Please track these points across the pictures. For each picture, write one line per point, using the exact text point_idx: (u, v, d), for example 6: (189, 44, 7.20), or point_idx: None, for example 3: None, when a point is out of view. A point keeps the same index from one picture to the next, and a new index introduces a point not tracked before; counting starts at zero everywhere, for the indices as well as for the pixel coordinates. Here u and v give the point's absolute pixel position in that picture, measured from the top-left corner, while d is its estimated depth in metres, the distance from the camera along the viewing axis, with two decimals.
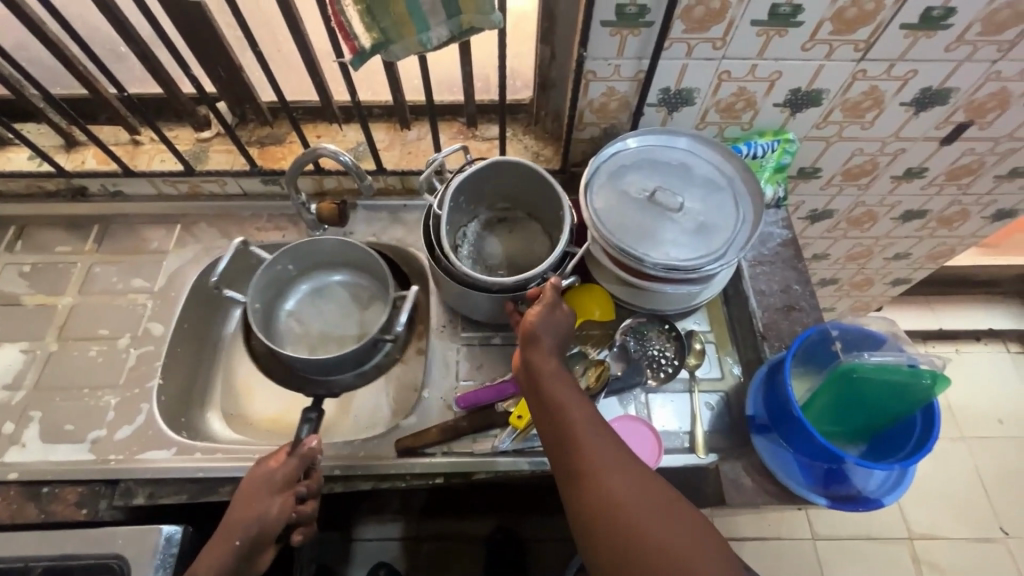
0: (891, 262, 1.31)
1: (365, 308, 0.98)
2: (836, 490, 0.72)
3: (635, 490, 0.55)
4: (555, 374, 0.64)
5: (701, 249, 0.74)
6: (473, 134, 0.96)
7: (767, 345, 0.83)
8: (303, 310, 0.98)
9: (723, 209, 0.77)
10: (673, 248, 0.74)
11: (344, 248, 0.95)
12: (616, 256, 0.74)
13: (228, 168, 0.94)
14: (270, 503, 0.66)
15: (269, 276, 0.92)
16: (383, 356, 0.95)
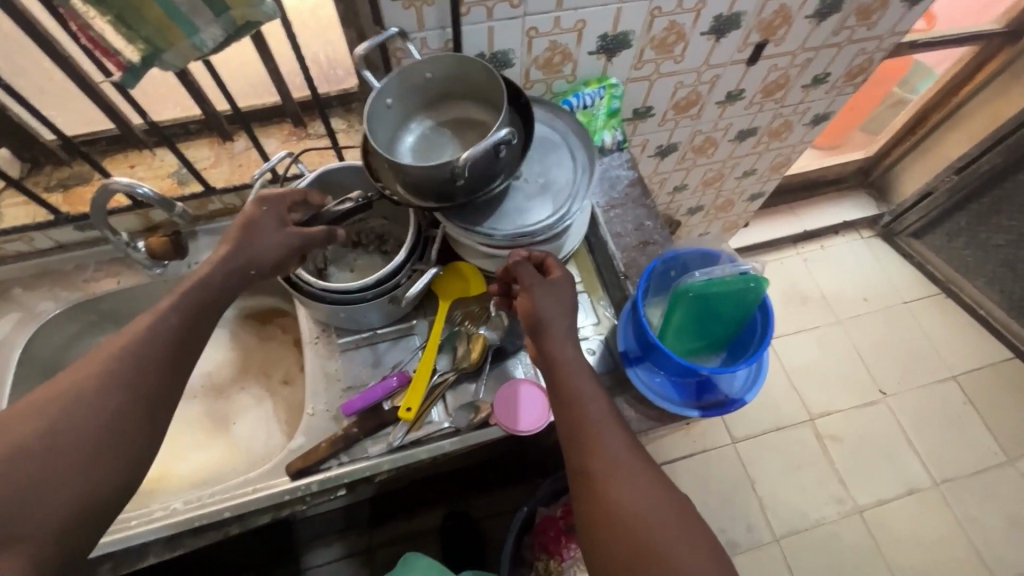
0: (742, 180, 1.42)
1: (456, 146, 0.78)
2: (707, 399, 0.79)
3: (630, 487, 0.57)
4: (572, 366, 0.65)
5: (546, 208, 0.74)
6: (306, 134, 0.91)
7: (629, 282, 0.87)
8: (425, 138, 0.79)
9: (562, 162, 0.77)
10: (519, 213, 0.74)
11: (469, 64, 0.72)
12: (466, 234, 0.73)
13: (30, 222, 0.83)
14: (264, 216, 0.65)
15: (406, 77, 0.73)
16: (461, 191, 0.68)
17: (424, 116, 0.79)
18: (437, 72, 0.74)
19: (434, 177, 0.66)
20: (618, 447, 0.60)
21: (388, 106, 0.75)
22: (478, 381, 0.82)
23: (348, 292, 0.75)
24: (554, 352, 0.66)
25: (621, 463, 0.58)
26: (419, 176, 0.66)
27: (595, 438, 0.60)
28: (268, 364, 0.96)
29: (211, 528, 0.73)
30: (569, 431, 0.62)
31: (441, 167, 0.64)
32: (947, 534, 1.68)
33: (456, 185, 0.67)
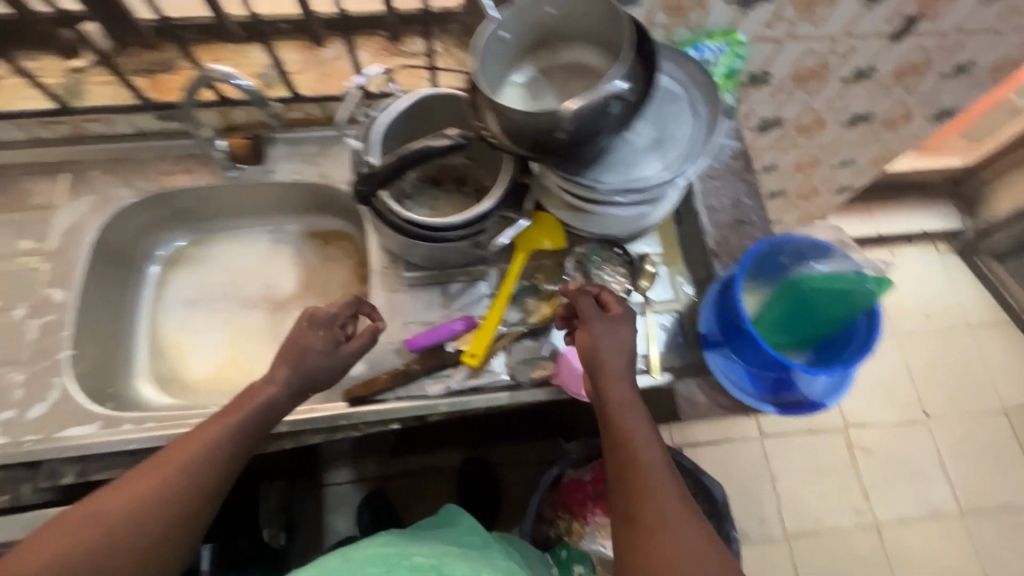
0: (836, 170, 1.32)
1: (564, 91, 0.71)
2: (784, 397, 0.75)
3: (680, 537, 0.56)
4: (627, 407, 0.64)
5: (657, 166, 0.68)
6: (399, 50, 0.85)
7: (717, 262, 0.82)
8: (534, 79, 0.72)
9: (682, 116, 0.70)
10: (623, 168, 0.68)
11: (598, 4, 0.64)
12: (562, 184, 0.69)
13: (114, 105, 0.81)
14: (316, 337, 0.67)
15: (526, 9, 0.66)
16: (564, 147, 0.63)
17: (539, 56, 0.72)
18: (561, 8, 0.67)
19: (536, 129, 0.62)
20: (668, 495, 0.59)
21: (501, 40, 0.68)
22: (544, 337, 0.79)
23: (435, 227, 0.70)
24: (611, 391, 0.65)
25: (670, 512, 0.58)
26: (517, 121, 0.62)
27: (646, 485, 0.59)
28: (330, 286, 0.95)
29: (266, 438, 0.74)
30: (620, 473, 0.61)
31: (541, 115, 0.59)
32: (960, 563, 1.65)
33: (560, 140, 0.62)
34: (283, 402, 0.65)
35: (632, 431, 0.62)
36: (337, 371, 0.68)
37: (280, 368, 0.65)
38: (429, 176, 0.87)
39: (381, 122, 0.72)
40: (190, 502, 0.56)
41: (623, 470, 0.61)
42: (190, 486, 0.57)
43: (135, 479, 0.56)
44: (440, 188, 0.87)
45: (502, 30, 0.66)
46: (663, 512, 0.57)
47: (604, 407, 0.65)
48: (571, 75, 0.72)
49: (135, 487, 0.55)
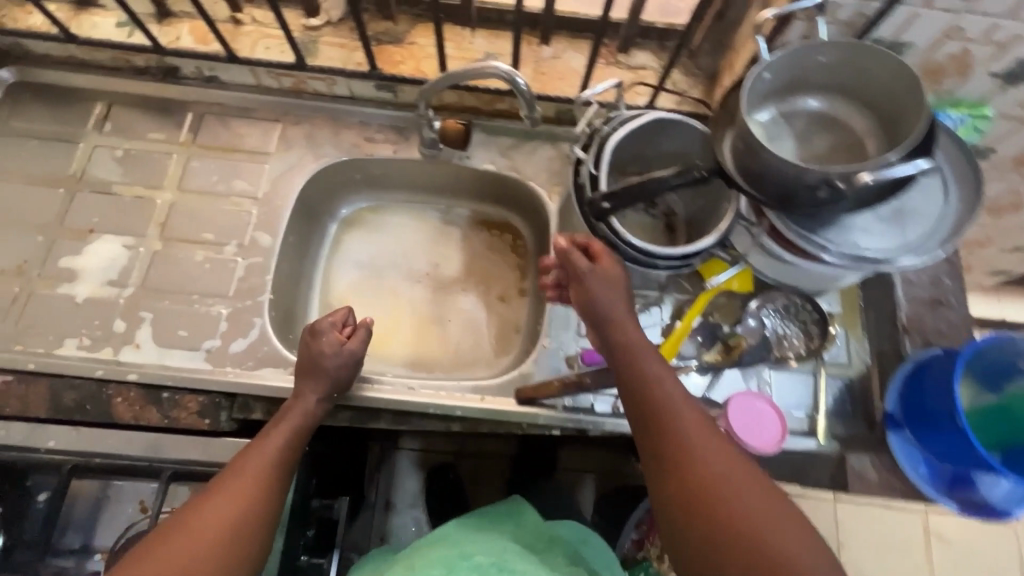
0: (1004, 254, 1.24)
1: (809, 141, 0.69)
2: (961, 494, 0.72)
3: (710, 459, 0.54)
4: (640, 348, 0.62)
5: (899, 240, 0.65)
6: (617, 60, 0.86)
7: (908, 339, 0.79)
8: (780, 121, 0.69)
9: (931, 193, 0.66)
10: (861, 233, 0.65)
11: (884, 63, 0.62)
12: (791, 237, 0.67)
13: (342, 68, 0.84)
14: (326, 343, 0.72)
15: (799, 54, 0.64)
16: (816, 203, 0.61)
17: (789, 101, 0.69)
18: (835, 59, 0.64)
19: (795, 180, 0.60)
20: (695, 427, 0.56)
21: (762, 78, 0.66)
22: (716, 378, 0.78)
23: (652, 254, 0.70)
24: (624, 336, 0.63)
25: (698, 444, 0.55)
26: (774, 171, 0.61)
27: (671, 424, 0.56)
28: (491, 276, 0.95)
29: (436, 419, 0.76)
30: (644, 419, 0.58)
31: (807, 172, 0.58)
32: None
33: (816, 195, 0.60)
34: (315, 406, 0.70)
35: (651, 373, 0.60)
36: (354, 368, 0.73)
37: (316, 380, 0.71)
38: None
39: (616, 135, 0.72)
40: (266, 500, 0.61)
41: (646, 413, 0.58)
42: (272, 485, 0.62)
43: (220, 493, 0.59)
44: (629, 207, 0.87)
45: (769, 69, 0.65)
46: (693, 446, 0.55)
47: (618, 352, 0.62)
48: (819, 126, 0.69)
49: (227, 497, 0.59)
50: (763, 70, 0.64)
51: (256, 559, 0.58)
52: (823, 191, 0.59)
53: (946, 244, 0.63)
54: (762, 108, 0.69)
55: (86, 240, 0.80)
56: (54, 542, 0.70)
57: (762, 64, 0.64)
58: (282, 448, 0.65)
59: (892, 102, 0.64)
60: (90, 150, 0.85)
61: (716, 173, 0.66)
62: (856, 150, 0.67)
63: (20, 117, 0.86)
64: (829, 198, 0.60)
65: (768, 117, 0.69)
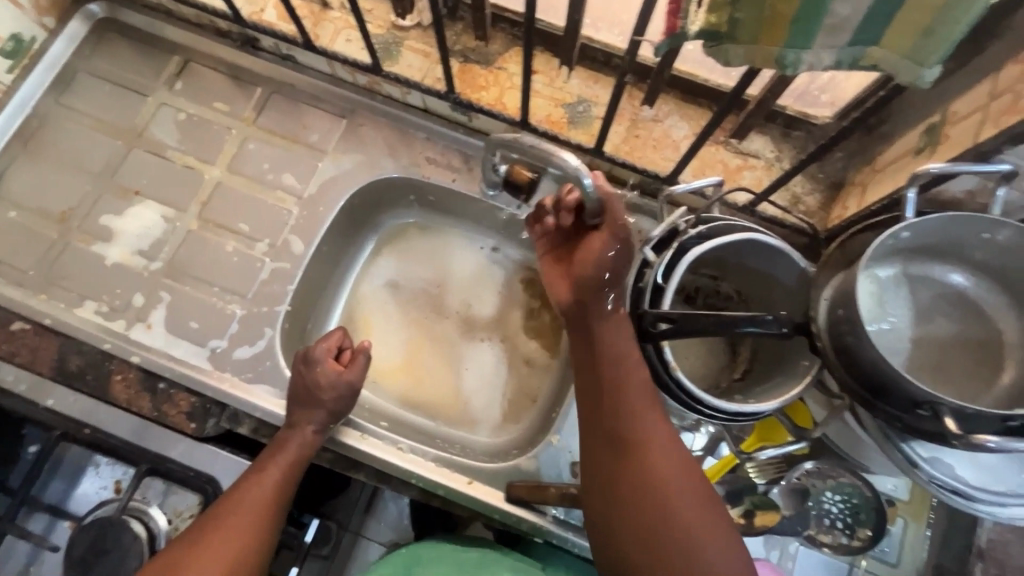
0: None
1: (933, 323, 0.55)
2: None
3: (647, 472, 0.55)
4: (636, 370, 0.59)
5: (1012, 484, 0.51)
6: (727, 141, 0.73)
7: (978, 565, 0.66)
8: (903, 290, 0.55)
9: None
10: (962, 459, 0.52)
11: None
12: (874, 438, 0.54)
13: (419, 80, 0.77)
14: (319, 371, 0.68)
15: (958, 224, 0.50)
16: (917, 423, 0.48)
17: (923, 266, 0.55)
18: (1003, 240, 0.50)
19: (899, 392, 0.48)
20: (670, 453, 0.56)
21: (898, 237, 0.52)
22: None
23: (699, 400, 0.58)
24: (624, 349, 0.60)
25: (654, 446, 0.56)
26: (878, 368, 0.48)
27: (652, 466, 0.55)
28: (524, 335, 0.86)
29: (417, 488, 0.71)
30: (619, 451, 0.57)
31: (918, 389, 0.46)
32: None
33: (920, 416, 0.48)
34: (312, 438, 0.67)
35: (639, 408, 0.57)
36: (349, 398, 0.70)
37: (311, 410, 0.67)
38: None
39: (695, 248, 0.60)
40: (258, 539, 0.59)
41: (626, 448, 0.57)
42: (275, 514, 0.61)
43: (213, 533, 0.58)
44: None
45: (911, 230, 0.51)
46: (665, 477, 0.55)
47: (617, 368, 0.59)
48: (953, 307, 0.55)
49: (232, 529, 0.58)
50: (905, 230, 0.51)
51: None
52: (930, 416, 0.47)
53: None
54: (887, 267, 0.55)
55: (129, 203, 0.79)
56: (35, 495, 0.67)
57: (908, 223, 0.50)
58: (278, 486, 0.63)
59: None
60: (156, 107, 0.83)
61: (801, 332, 0.54)
62: (988, 354, 0.53)
63: (100, 55, 0.85)
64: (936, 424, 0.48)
65: (891, 280, 0.55)
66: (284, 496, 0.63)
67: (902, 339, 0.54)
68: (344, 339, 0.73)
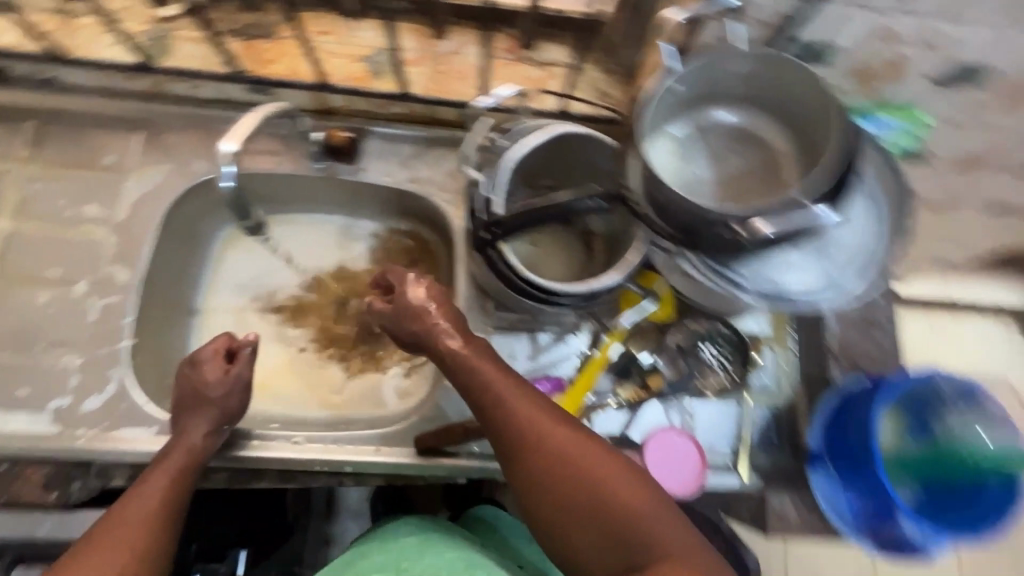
0: None
1: (724, 160, 0.61)
2: (884, 533, 0.67)
3: (563, 477, 0.51)
4: (492, 381, 0.56)
5: (823, 274, 0.58)
6: (525, 56, 0.75)
7: (835, 364, 0.75)
8: (695, 140, 0.61)
9: (861, 219, 0.60)
10: (781, 267, 0.58)
11: (802, 75, 0.54)
12: (709, 274, 0.59)
13: (203, 68, 0.72)
14: (206, 373, 0.62)
15: (709, 63, 0.56)
16: (728, 242, 0.53)
17: (704, 113, 0.61)
18: (747, 69, 0.57)
19: (702, 218, 0.52)
20: (580, 449, 0.52)
21: (671, 90, 0.58)
22: (634, 414, 0.73)
23: (554, 291, 0.61)
24: (473, 373, 0.57)
25: (557, 453, 0.52)
26: (683, 206, 0.53)
27: (552, 467, 0.52)
28: None
29: (326, 474, 0.68)
30: (522, 471, 0.53)
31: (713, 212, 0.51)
32: None
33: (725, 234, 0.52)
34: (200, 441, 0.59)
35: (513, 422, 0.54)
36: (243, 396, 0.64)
37: (199, 412, 0.60)
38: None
39: (511, 154, 0.62)
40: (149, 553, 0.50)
41: (527, 459, 0.53)
42: (163, 533, 0.52)
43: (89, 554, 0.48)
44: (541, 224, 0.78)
45: (678, 79, 0.56)
46: (581, 477, 0.51)
47: (478, 389, 0.56)
48: (737, 144, 0.61)
49: (113, 543, 0.49)
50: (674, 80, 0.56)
51: None
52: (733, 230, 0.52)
53: (861, 279, 0.58)
54: (675, 122, 0.60)
55: None
56: None
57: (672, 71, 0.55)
58: (169, 493, 0.54)
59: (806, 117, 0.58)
60: None
61: (617, 200, 0.58)
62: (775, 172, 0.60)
63: None
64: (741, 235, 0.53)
65: (683, 134, 0.61)
66: (176, 505, 0.54)
67: (703, 181, 0.59)
68: (230, 334, 0.66)
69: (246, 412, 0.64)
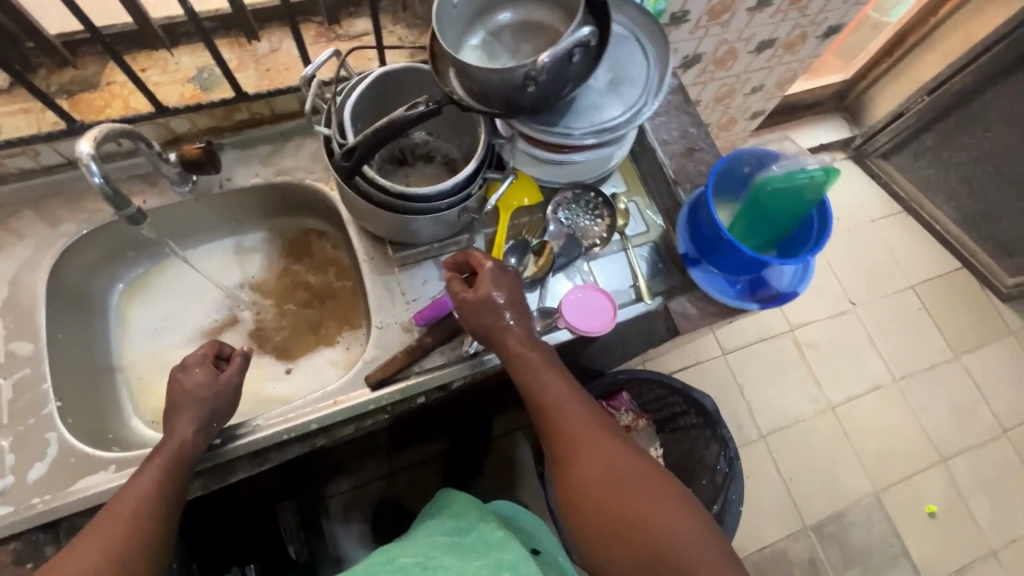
0: (749, 98, 1.45)
1: (520, 48, 0.73)
2: (761, 294, 0.82)
3: (605, 471, 0.61)
4: (553, 391, 0.67)
5: (624, 105, 0.72)
6: (337, 34, 0.85)
7: (680, 189, 0.90)
8: (490, 42, 0.73)
9: (638, 57, 0.74)
10: (591, 112, 0.72)
11: None
12: (541, 138, 0.72)
13: (36, 133, 0.74)
14: (192, 375, 0.65)
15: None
16: (536, 101, 0.66)
17: (490, 18, 0.74)
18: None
19: (509, 89, 0.64)
20: (621, 460, 0.62)
21: (453, 5, 0.69)
22: (544, 288, 0.84)
23: (425, 197, 0.72)
24: (533, 379, 0.68)
25: (602, 456, 0.62)
26: (489, 82, 0.64)
27: (597, 471, 0.61)
28: (312, 285, 0.91)
29: (296, 441, 0.73)
30: (566, 464, 0.64)
31: (510, 74, 0.62)
32: (902, 422, 1.90)
33: (530, 96, 0.65)
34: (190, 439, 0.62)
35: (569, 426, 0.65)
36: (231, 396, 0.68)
37: (185, 412, 0.63)
38: (394, 158, 0.88)
39: (348, 103, 0.71)
40: (147, 535, 0.55)
41: (570, 456, 0.64)
42: (157, 517, 0.56)
43: (89, 534, 0.53)
44: (409, 167, 0.88)
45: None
46: (615, 481, 0.60)
47: (534, 390, 0.68)
48: (525, 33, 0.74)
49: (110, 526, 0.54)
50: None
51: None
52: (532, 90, 0.64)
53: (653, 100, 0.72)
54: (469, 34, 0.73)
55: None
56: None
57: None
58: (164, 480, 0.59)
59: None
60: None
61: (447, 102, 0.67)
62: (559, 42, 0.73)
63: None
64: (543, 91, 0.65)
65: (480, 40, 0.73)
66: (171, 491, 0.59)
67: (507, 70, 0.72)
68: (214, 342, 0.69)
69: (235, 410, 0.68)
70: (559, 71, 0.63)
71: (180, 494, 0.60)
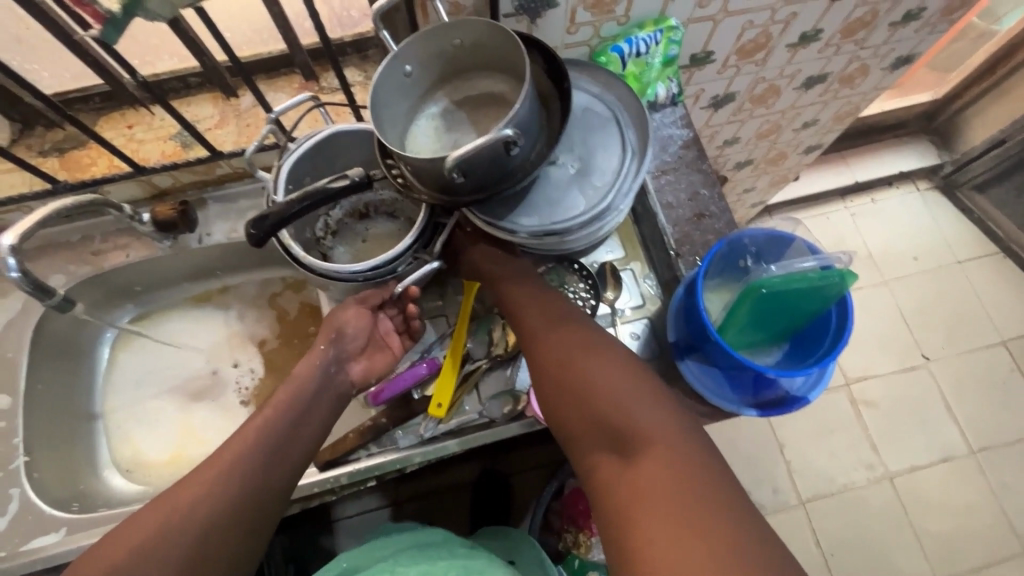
0: (801, 132, 1.28)
1: (480, 121, 0.68)
2: (766, 396, 0.71)
3: (578, 360, 0.60)
4: (545, 331, 0.64)
5: (583, 203, 0.64)
6: (319, 87, 0.82)
7: (681, 263, 0.79)
8: (447, 114, 0.68)
9: (612, 148, 0.66)
10: (546, 207, 0.65)
11: (503, 33, 0.61)
12: (487, 229, 0.66)
13: (27, 191, 0.77)
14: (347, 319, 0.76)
15: (430, 42, 0.63)
16: (470, 193, 0.60)
17: (455, 83, 0.69)
18: (468, 38, 0.63)
19: (438, 178, 0.58)
20: (592, 355, 0.61)
21: (407, 73, 0.65)
22: (515, 367, 0.75)
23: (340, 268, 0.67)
24: (527, 322, 0.66)
25: (572, 352, 0.61)
26: (419, 165, 0.58)
27: (567, 368, 0.60)
28: (287, 338, 0.90)
29: None
30: (539, 362, 0.63)
31: (438, 160, 0.56)
32: (978, 502, 1.64)
33: (460, 186, 0.59)
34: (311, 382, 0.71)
35: (562, 360, 0.61)
36: (378, 350, 0.78)
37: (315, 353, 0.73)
38: (357, 212, 0.84)
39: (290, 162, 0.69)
40: (267, 463, 0.62)
41: (544, 352, 0.63)
42: (283, 444, 0.64)
43: (228, 446, 0.62)
44: (370, 221, 0.85)
45: (407, 63, 0.63)
46: (587, 376, 0.59)
47: (511, 302, 0.68)
48: (484, 104, 0.68)
49: (251, 447, 0.62)
50: (404, 65, 0.63)
51: (256, 509, 0.60)
52: (460, 181, 0.58)
53: (615, 200, 0.64)
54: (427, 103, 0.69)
55: None
56: None
57: (395, 59, 0.61)
58: (295, 404, 0.68)
59: (539, 61, 0.65)
60: None
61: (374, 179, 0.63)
62: None
63: None
64: (477, 182, 0.59)
65: (436, 112, 0.69)
66: (300, 413, 0.68)
67: (461, 145, 0.68)
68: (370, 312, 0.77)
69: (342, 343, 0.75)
70: (489, 162, 0.57)
71: (300, 424, 0.67)
